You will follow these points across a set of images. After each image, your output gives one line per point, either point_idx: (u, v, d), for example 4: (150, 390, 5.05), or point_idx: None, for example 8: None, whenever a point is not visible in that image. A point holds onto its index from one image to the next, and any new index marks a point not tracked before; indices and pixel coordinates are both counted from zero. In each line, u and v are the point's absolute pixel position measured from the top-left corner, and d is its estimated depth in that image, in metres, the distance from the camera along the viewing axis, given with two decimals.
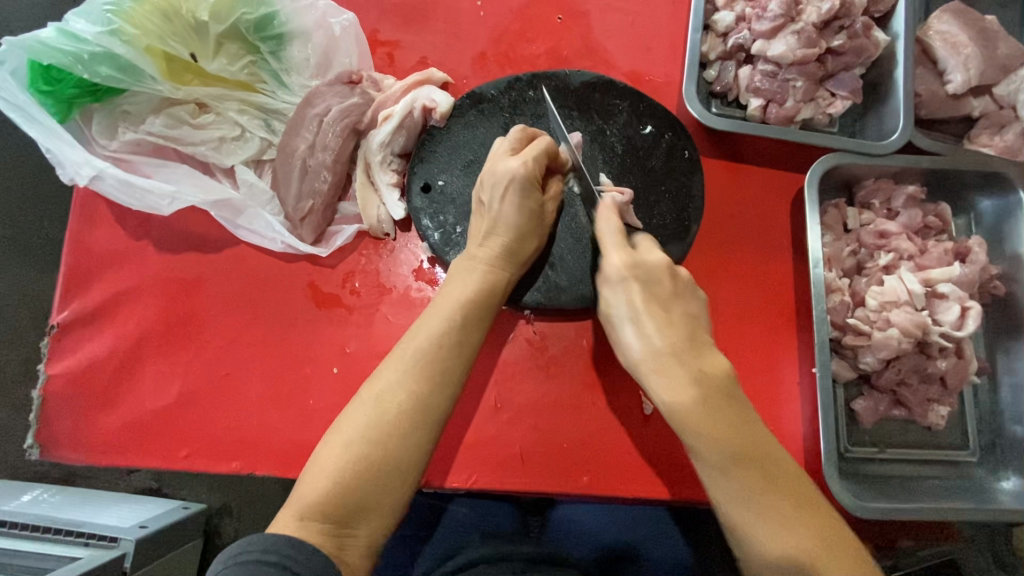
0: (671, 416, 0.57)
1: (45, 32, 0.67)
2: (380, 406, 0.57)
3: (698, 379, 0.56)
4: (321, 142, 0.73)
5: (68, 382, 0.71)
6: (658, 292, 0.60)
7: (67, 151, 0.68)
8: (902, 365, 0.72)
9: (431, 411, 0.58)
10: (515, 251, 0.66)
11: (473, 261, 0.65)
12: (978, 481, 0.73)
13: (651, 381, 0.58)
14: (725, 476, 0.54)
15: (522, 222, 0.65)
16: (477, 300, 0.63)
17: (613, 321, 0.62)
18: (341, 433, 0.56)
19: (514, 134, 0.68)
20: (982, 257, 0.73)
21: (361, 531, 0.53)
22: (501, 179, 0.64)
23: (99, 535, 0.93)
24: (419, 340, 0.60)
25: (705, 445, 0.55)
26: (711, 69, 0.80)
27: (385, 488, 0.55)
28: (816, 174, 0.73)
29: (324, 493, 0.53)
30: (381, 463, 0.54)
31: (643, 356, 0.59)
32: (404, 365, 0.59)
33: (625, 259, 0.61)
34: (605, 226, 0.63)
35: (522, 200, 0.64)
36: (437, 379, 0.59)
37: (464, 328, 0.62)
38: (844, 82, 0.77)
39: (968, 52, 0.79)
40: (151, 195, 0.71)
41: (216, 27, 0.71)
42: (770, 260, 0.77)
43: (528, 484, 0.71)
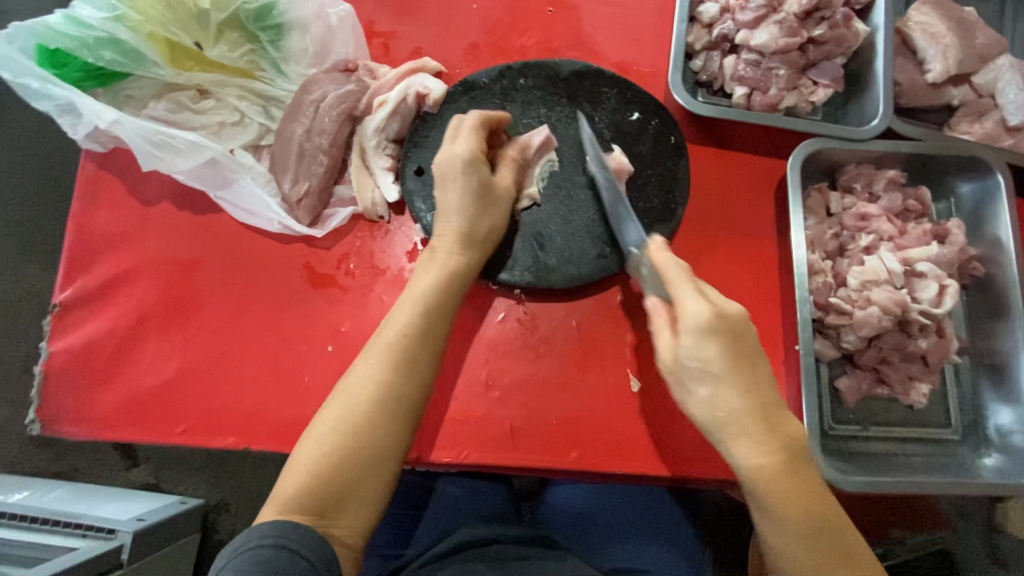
0: (754, 479, 0.57)
1: (53, 18, 0.69)
2: (350, 400, 0.60)
3: (784, 443, 0.57)
4: (318, 127, 0.75)
5: (69, 359, 0.73)
6: (744, 348, 0.58)
7: (87, 103, 0.70)
8: (883, 343, 0.73)
9: (399, 400, 0.61)
10: (473, 234, 0.68)
11: (434, 252, 0.68)
12: (960, 458, 0.75)
13: (732, 444, 0.57)
14: (803, 542, 0.57)
15: (471, 203, 0.68)
16: (441, 290, 0.66)
17: (686, 375, 0.58)
18: (315, 428, 0.59)
19: (448, 125, 0.70)
20: (961, 239, 0.75)
21: (342, 520, 0.57)
22: (446, 164, 0.68)
23: (97, 527, 0.95)
24: (386, 333, 0.63)
25: (787, 506, 0.57)
26: (697, 59, 0.83)
27: (362, 477, 0.58)
28: (798, 159, 0.75)
29: (302, 485, 0.56)
30: (354, 453, 0.58)
31: (725, 415, 0.57)
32: (374, 358, 0.62)
33: (711, 310, 0.57)
34: (673, 274, 0.61)
35: (466, 181, 0.67)
36: (404, 369, 0.62)
37: (430, 317, 0.64)
38: (826, 71, 0.80)
39: (946, 42, 0.82)
40: (171, 145, 0.73)
41: (217, 15, 0.74)
42: (754, 242, 0.79)
43: (518, 459, 0.72)
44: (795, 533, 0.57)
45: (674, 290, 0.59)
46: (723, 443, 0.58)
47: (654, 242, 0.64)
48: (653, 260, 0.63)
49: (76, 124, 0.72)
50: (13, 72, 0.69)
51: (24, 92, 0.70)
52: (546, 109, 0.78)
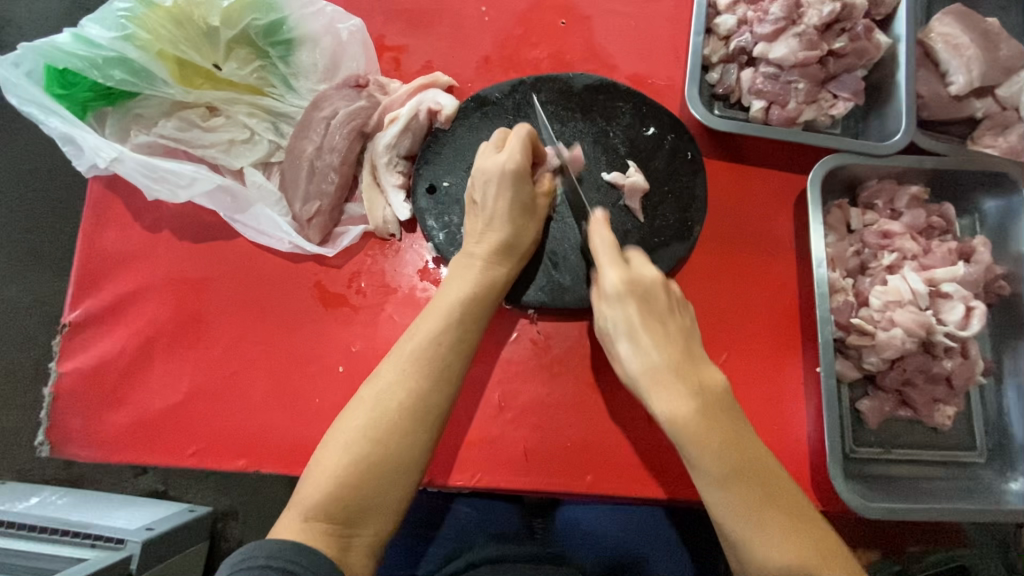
0: (670, 431, 0.58)
1: (61, 38, 0.69)
2: (379, 407, 0.58)
3: (696, 394, 0.58)
4: (328, 144, 0.74)
5: (79, 380, 0.72)
6: (655, 308, 0.62)
7: (88, 136, 0.70)
8: (906, 365, 0.72)
9: (431, 409, 0.59)
10: (511, 244, 0.67)
11: (469, 260, 0.66)
12: (985, 481, 0.73)
13: (653, 394, 0.59)
14: (722, 488, 0.56)
15: (515, 215, 0.66)
16: (476, 297, 0.64)
17: (609, 336, 0.64)
18: (341, 434, 0.57)
19: (497, 135, 0.70)
20: (987, 257, 0.73)
21: (364, 532, 0.55)
22: (493, 175, 0.66)
23: (106, 537, 0.94)
24: (417, 339, 0.61)
25: (707, 458, 0.56)
26: (713, 71, 0.81)
27: (389, 487, 0.56)
28: (819, 175, 0.74)
29: (326, 493, 0.54)
30: (383, 461, 0.56)
31: (642, 369, 0.60)
32: (404, 364, 0.60)
33: (622, 276, 0.62)
34: (600, 244, 0.64)
35: (513, 194, 0.66)
36: (436, 376, 0.60)
37: (462, 325, 0.63)
38: (846, 83, 0.78)
39: (970, 54, 0.80)
40: (170, 179, 0.72)
41: (227, 32, 0.73)
42: (773, 260, 0.77)
43: (532, 482, 0.71)
44: (718, 482, 0.56)
45: (597, 260, 0.64)
46: (644, 397, 0.61)
47: (597, 214, 0.66)
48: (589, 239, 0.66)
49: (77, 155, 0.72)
50: (20, 99, 0.68)
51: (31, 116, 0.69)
52: (560, 124, 0.77)
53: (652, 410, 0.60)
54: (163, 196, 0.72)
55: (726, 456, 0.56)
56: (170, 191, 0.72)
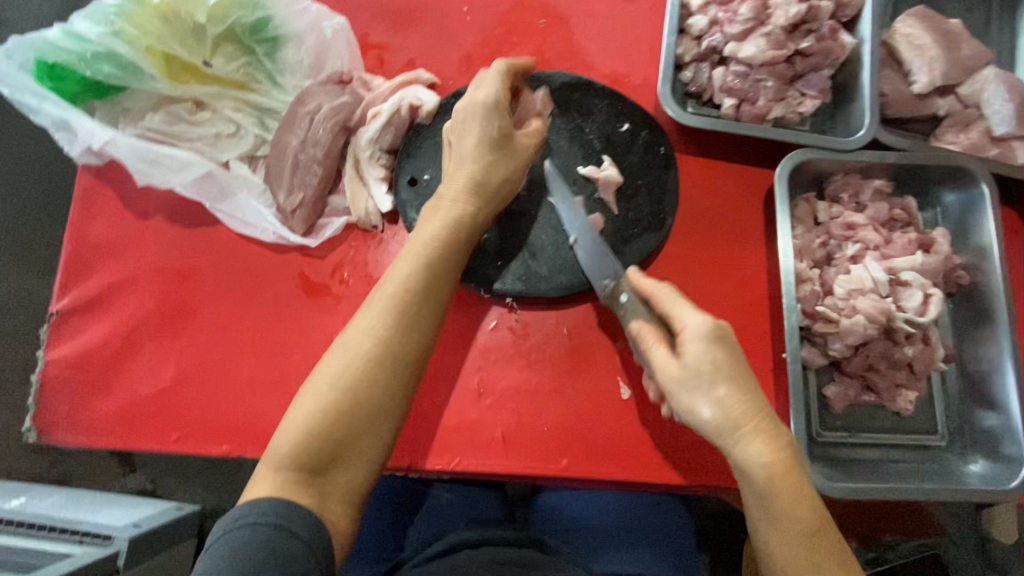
0: (763, 486, 0.58)
1: (51, 33, 0.71)
2: (350, 356, 0.60)
3: (785, 448, 0.59)
4: (312, 138, 0.76)
5: (66, 367, 0.74)
6: (742, 356, 0.62)
7: (82, 120, 0.72)
8: (869, 351, 0.74)
9: (400, 355, 0.61)
10: (481, 182, 0.68)
11: (439, 201, 0.68)
12: (946, 464, 0.76)
13: (744, 444, 0.58)
14: (808, 541, 0.58)
15: (485, 151, 0.68)
16: (445, 241, 0.66)
17: (693, 380, 0.60)
18: (312, 385, 0.59)
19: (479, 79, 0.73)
20: (945, 248, 0.76)
21: (339, 478, 0.57)
22: (467, 113, 0.69)
23: (94, 534, 0.95)
24: (387, 288, 0.63)
25: (804, 511, 0.57)
26: (686, 70, 0.84)
27: (360, 433, 0.58)
28: (785, 169, 0.77)
29: (297, 443, 0.56)
30: (353, 408, 0.58)
31: (736, 418, 0.58)
32: (375, 313, 0.61)
33: (714, 321, 0.61)
34: (665, 291, 0.65)
35: (484, 129, 0.68)
36: (405, 325, 0.61)
37: (432, 273, 0.64)
38: (813, 82, 0.81)
39: (932, 54, 0.83)
40: (164, 162, 0.75)
41: (213, 29, 0.75)
42: (743, 251, 0.80)
43: (509, 465, 0.73)
44: (801, 537, 0.58)
45: (671, 309, 0.63)
46: (734, 447, 0.58)
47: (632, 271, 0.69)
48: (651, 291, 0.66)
49: (71, 140, 0.74)
50: (12, 88, 0.71)
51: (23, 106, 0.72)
52: None
53: (734, 461, 0.59)
54: (157, 181, 0.74)
55: (814, 508, 0.58)
56: (164, 174, 0.75)
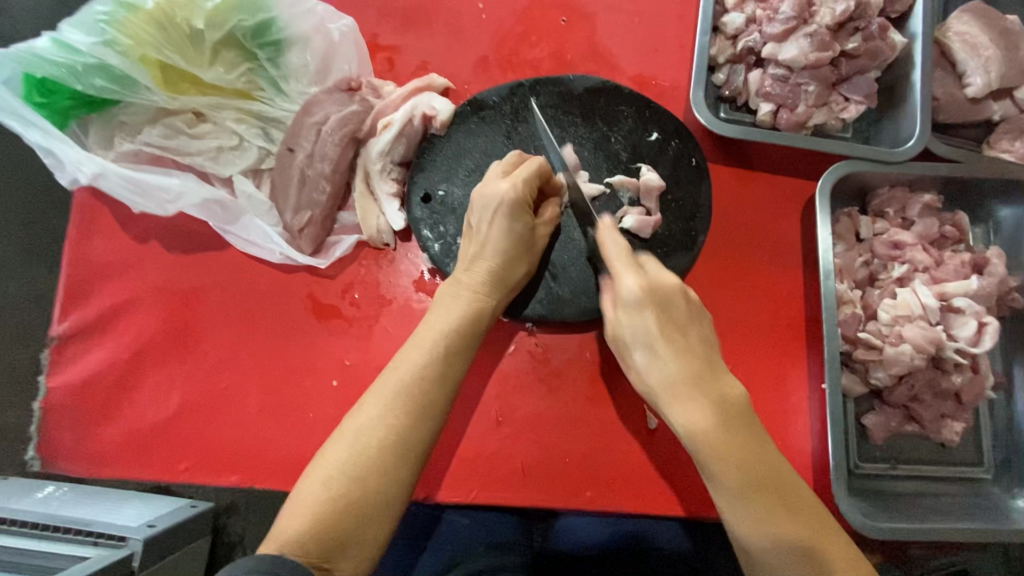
0: (691, 444, 0.54)
1: (39, 43, 0.66)
2: (360, 442, 0.56)
3: (721, 409, 0.54)
4: (319, 152, 0.71)
5: (68, 395, 0.71)
6: (675, 317, 0.56)
7: (69, 149, 0.67)
8: (915, 380, 0.70)
9: (412, 443, 0.57)
10: (502, 276, 0.65)
11: (459, 287, 0.65)
12: (991, 498, 0.71)
13: (670, 411, 0.55)
14: (751, 511, 0.52)
15: (509, 245, 0.64)
16: (461, 329, 0.63)
17: (625, 343, 0.58)
18: (318, 469, 0.55)
19: (509, 158, 0.67)
20: (1000, 269, 0.71)
21: (342, 567, 0.53)
22: (490, 201, 0.64)
23: (109, 535, 0.92)
24: (401, 372, 0.60)
25: (731, 479, 0.52)
26: (720, 72, 0.78)
27: (367, 523, 0.54)
28: (827, 183, 0.71)
29: (303, 525, 0.52)
30: (361, 499, 0.54)
31: (658, 382, 0.55)
32: (387, 398, 0.58)
33: (641, 282, 0.56)
34: (613, 248, 0.60)
35: (510, 224, 0.64)
36: (419, 411, 0.58)
37: (447, 360, 0.61)
38: (858, 86, 0.75)
39: (988, 55, 0.76)
40: (156, 193, 0.70)
41: (212, 35, 0.70)
42: (779, 271, 0.75)
43: (528, 498, 0.70)
44: (740, 492, 0.52)
45: (614, 265, 0.59)
46: (663, 413, 0.56)
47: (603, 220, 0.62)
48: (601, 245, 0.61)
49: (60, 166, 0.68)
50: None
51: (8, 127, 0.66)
52: (561, 130, 0.74)
53: (671, 422, 0.56)
54: (149, 209, 0.71)
55: (752, 472, 0.52)
56: (155, 203, 0.70)
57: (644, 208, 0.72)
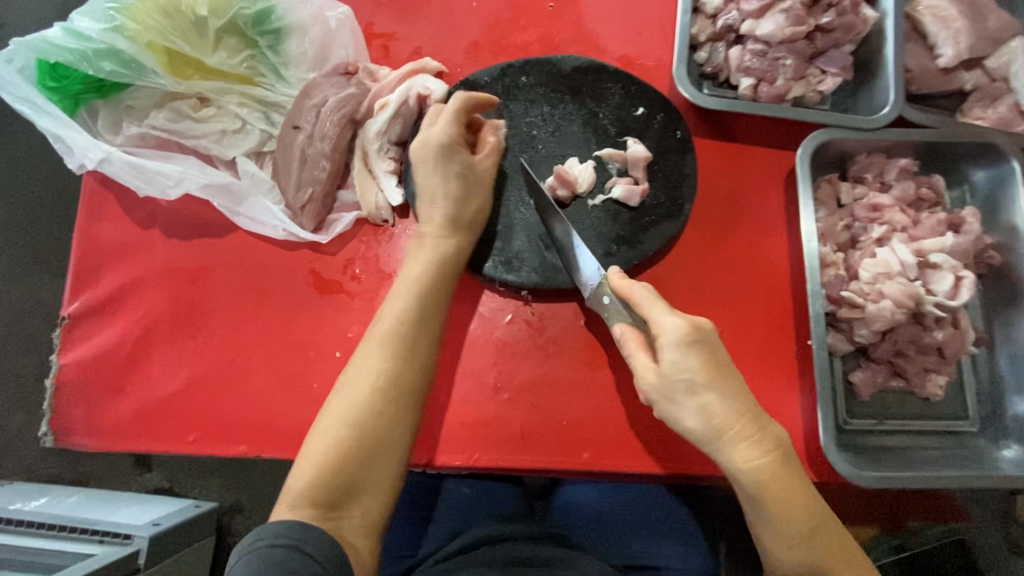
0: (755, 489, 0.58)
1: (52, 33, 0.69)
2: (355, 391, 0.60)
3: (777, 445, 0.59)
4: (319, 132, 0.75)
5: (80, 371, 0.73)
6: (718, 358, 0.60)
7: (76, 137, 0.71)
8: (897, 336, 0.72)
9: (405, 387, 0.61)
10: (459, 219, 0.70)
11: (421, 240, 0.70)
12: (978, 450, 0.73)
13: (730, 450, 0.58)
14: (804, 546, 0.59)
15: (454, 185, 0.70)
16: (431, 273, 0.67)
17: (673, 390, 0.58)
18: (319, 423, 0.59)
19: (429, 110, 0.73)
20: (976, 227, 0.73)
21: (353, 511, 0.56)
22: (425, 147, 0.70)
23: (114, 533, 0.94)
24: (383, 322, 0.64)
25: (790, 512, 0.58)
26: (701, 51, 0.81)
27: (374, 464, 0.58)
28: (808, 150, 0.74)
29: (311, 479, 0.56)
30: (362, 443, 0.58)
31: (719, 424, 0.58)
32: (375, 349, 0.62)
33: (687, 323, 0.59)
34: (642, 295, 0.62)
35: (446, 164, 0.69)
36: (405, 357, 0.62)
37: (424, 301, 0.65)
38: (833, 59, 0.79)
39: (957, 26, 0.80)
40: (158, 179, 0.74)
41: (215, 22, 0.74)
42: (765, 237, 0.78)
43: (528, 460, 0.72)
44: (799, 530, 0.58)
45: (649, 313, 0.61)
46: (717, 454, 0.59)
47: (613, 271, 0.66)
48: (622, 292, 0.63)
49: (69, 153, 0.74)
50: (13, 96, 0.69)
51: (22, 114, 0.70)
52: (551, 107, 0.77)
53: (728, 467, 0.59)
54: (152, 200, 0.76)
55: (808, 504, 0.59)
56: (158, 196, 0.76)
57: (632, 177, 0.75)
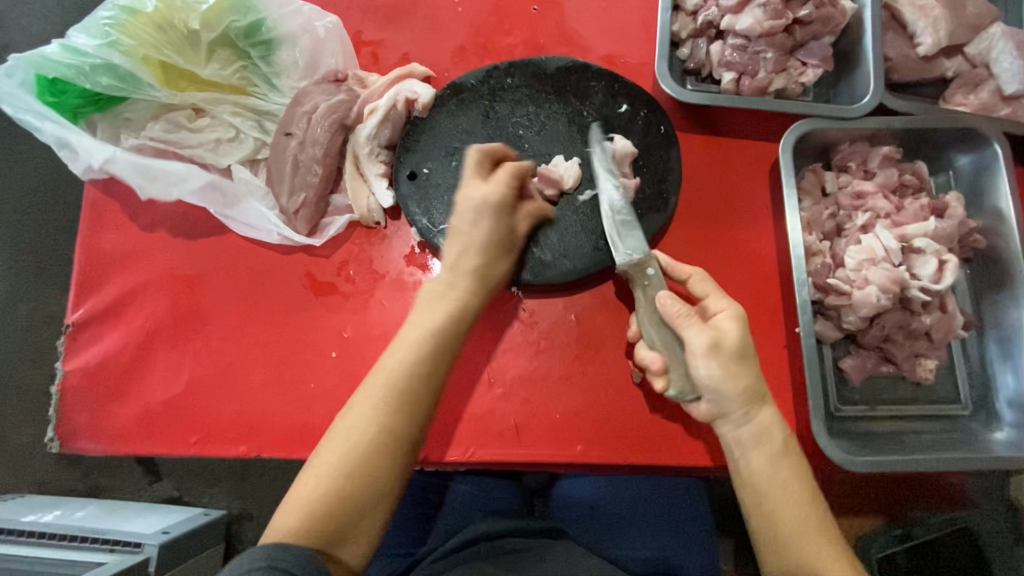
0: (783, 450, 0.62)
1: (49, 49, 0.72)
2: (350, 441, 0.60)
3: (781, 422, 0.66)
4: (311, 138, 0.76)
5: (84, 377, 0.75)
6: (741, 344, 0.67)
7: (81, 140, 0.74)
8: (886, 321, 0.73)
9: (398, 445, 0.61)
10: (486, 274, 0.69)
11: (443, 287, 0.68)
12: (971, 433, 0.74)
13: (765, 413, 0.62)
14: (816, 510, 0.62)
15: (493, 245, 0.69)
16: (446, 325, 0.65)
17: (733, 355, 0.61)
18: (312, 467, 0.60)
19: (474, 158, 0.70)
20: (960, 212, 0.74)
21: (340, 555, 0.58)
22: (474, 206, 0.68)
23: (124, 542, 0.96)
24: (387, 372, 0.63)
25: (805, 476, 0.63)
26: (683, 47, 0.83)
27: (361, 514, 0.59)
28: (790, 140, 0.75)
29: (300, 523, 0.57)
30: (354, 493, 0.59)
31: (763, 391, 0.63)
32: (374, 401, 0.61)
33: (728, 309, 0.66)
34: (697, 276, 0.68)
35: (492, 227, 0.68)
36: (405, 412, 0.61)
37: (432, 356, 0.64)
38: (813, 51, 0.80)
39: (936, 14, 0.80)
40: (161, 177, 0.75)
41: (207, 34, 0.76)
42: (751, 229, 0.79)
43: (522, 454, 0.73)
44: (813, 494, 0.62)
45: (708, 290, 0.66)
46: (756, 415, 0.62)
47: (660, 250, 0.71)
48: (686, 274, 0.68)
49: (74, 159, 0.76)
50: (13, 107, 0.72)
51: (26, 122, 0.73)
52: (537, 107, 0.79)
53: (761, 428, 0.62)
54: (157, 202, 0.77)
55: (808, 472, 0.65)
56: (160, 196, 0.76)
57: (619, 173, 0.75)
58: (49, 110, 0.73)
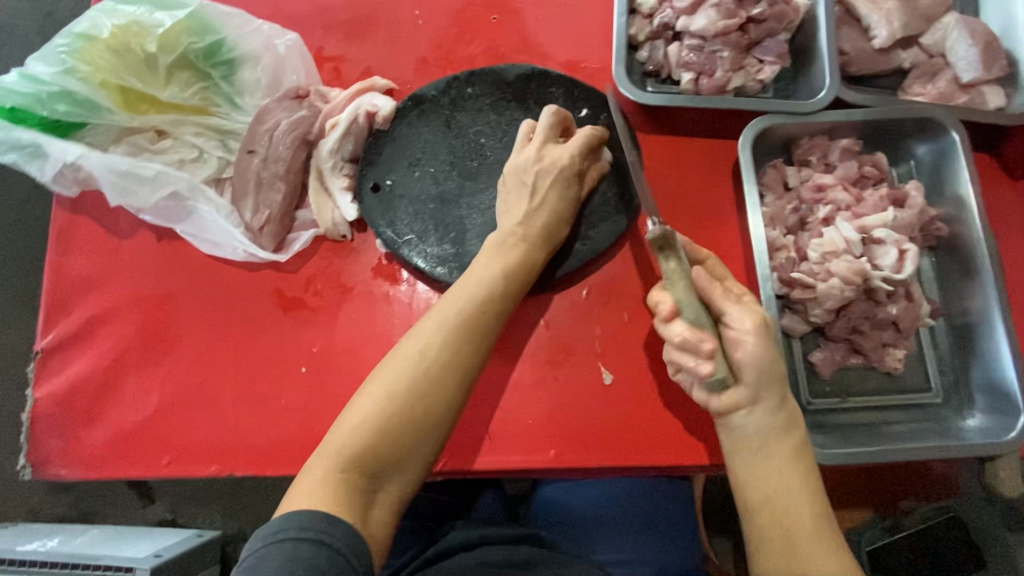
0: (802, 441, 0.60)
1: (10, 78, 0.74)
2: (424, 362, 0.59)
3: None
4: (273, 155, 0.77)
5: (55, 403, 0.75)
6: None
7: (54, 141, 0.75)
8: (851, 313, 0.73)
9: (462, 383, 0.61)
10: (549, 233, 0.71)
11: (507, 234, 0.69)
12: (945, 421, 0.74)
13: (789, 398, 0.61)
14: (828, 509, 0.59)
15: (563, 208, 0.71)
16: (513, 269, 0.67)
17: (767, 339, 0.60)
18: (380, 385, 0.59)
19: (549, 123, 0.73)
20: (919, 200, 0.74)
21: (390, 487, 0.58)
22: (548, 170, 0.70)
23: (116, 567, 0.94)
24: (460, 304, 0.63)
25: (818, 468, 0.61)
26: (642, 50, 0.84)
27: (417, 443, 0.58)
28: (749, 137, 0.76)
29: (359, 445, 0.56)
30: (423, 414, 0.58)
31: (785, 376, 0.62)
32: (446, 327, 0.61)
33: None
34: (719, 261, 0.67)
35: (564, 191, 0.71)
36: (474, 341, 0.62)
37: (501, 298, 0.65)
38: (769, 48, 0.80)
39: (889, 7, 0.81)
40: (135, 175, 0.76)
41: (165, 58, 0.77)
42: (716, 226, 0.79)
43: (494, 461, 0.73)
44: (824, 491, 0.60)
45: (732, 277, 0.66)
46: (783, 400, 0.60)
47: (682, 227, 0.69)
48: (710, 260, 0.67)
49: (43, 167, 0.76)
50: None
51: None
52: (498, 114, 0.79)
53: (788, 412, 0.60)
54: (132, 204, 0.77)
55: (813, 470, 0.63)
56: (135, 199, 0.77)
57: None
58: (12, 132, 0.73)
